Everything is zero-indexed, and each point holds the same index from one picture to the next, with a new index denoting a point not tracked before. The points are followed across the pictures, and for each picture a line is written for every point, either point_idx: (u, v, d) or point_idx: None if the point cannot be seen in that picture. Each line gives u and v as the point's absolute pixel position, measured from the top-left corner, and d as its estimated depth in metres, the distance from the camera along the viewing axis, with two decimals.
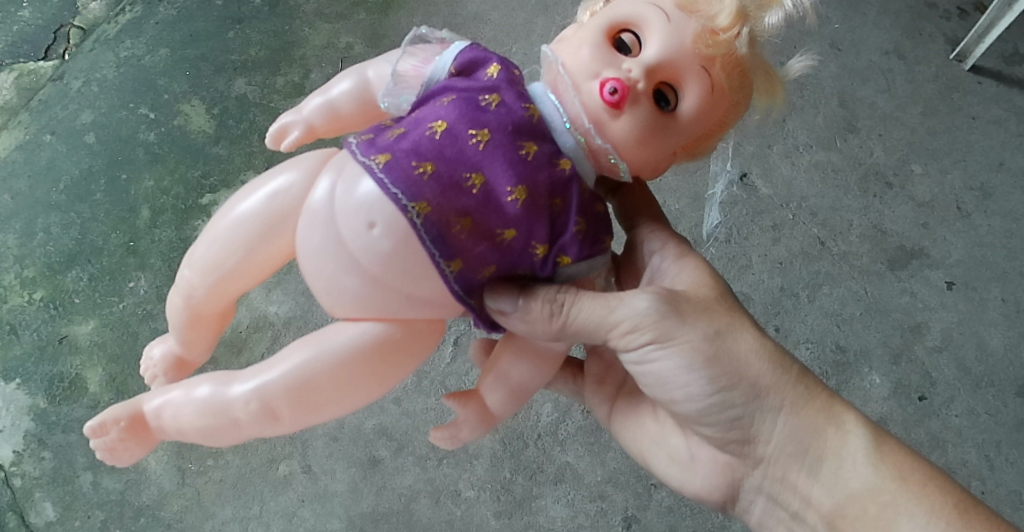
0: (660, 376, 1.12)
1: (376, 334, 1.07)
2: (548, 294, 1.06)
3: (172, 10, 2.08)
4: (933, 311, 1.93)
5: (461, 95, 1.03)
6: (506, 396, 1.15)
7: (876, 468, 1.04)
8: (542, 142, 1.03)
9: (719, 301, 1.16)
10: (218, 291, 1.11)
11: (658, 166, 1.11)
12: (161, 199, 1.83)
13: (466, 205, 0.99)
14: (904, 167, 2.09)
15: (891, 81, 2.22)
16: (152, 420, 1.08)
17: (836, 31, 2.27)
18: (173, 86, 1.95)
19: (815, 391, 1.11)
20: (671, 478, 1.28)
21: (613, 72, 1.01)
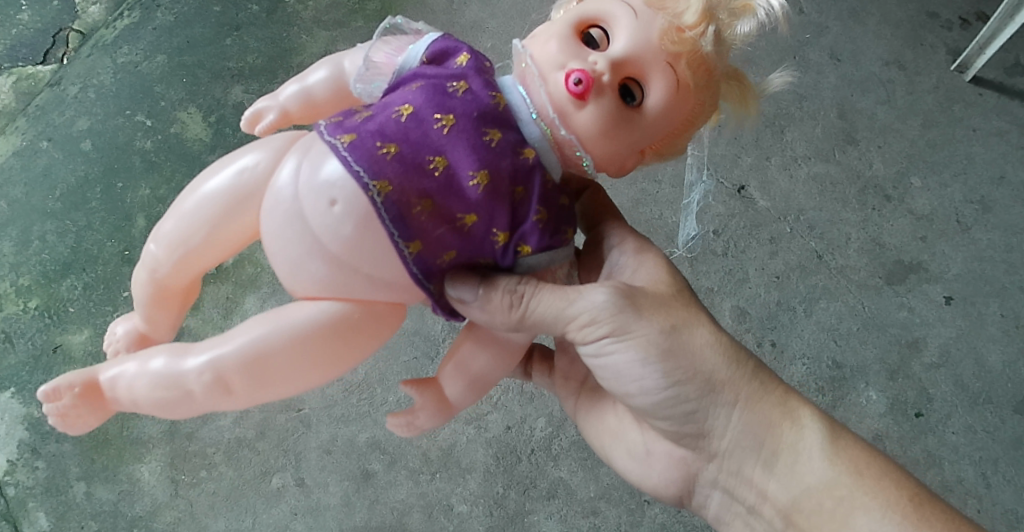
0: (614, 369, 1.15)
1: (335, 313, 1.06)
2: (508, 285, 1.08)
3: (170, 16, 2.07)
4: (931, 327, 1.92)
5: (429, 82, 1.05)
6: (463, 385, 1.16)
7: (832, 464, 1.07)
8: (506, 131, 1.05)
9: (678, 298, 1.19)
10: (181, 264, 1.09)
11: (623, 163, 1.12)
12: (156, 208, 1.82)
13: (427, 187, 1.00)
14: (903, 181, 2.08)
15: (892, 91, 2.20)
16: (107, 391, 1.06)
17: (837, 41, 2.24)
18: (170, 93, 1.95)
19: (770, 387, 1.15)
20: (632, 472, 1.32)
21: (578, 65, 1.03)
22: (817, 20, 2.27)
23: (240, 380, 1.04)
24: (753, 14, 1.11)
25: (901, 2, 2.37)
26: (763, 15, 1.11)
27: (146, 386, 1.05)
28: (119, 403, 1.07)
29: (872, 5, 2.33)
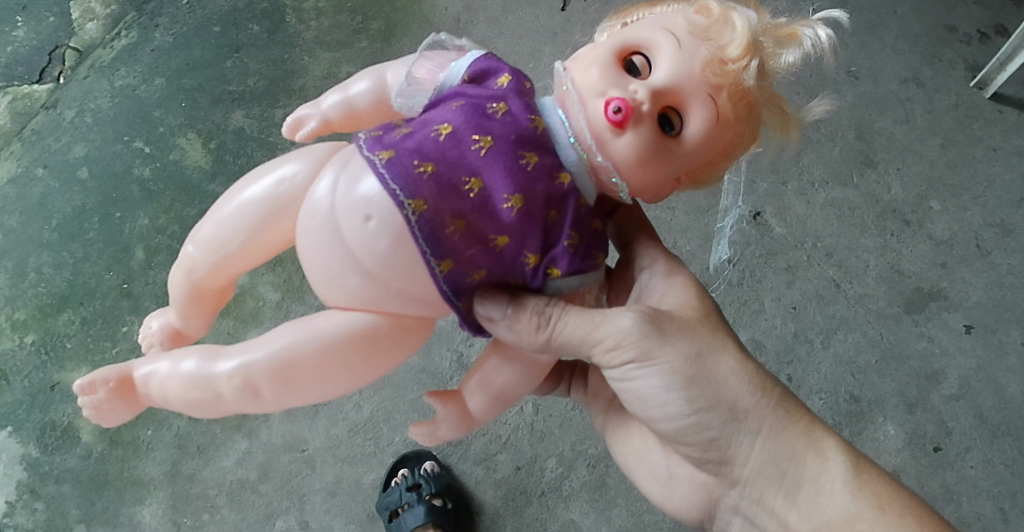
0: (640, 393, 1.14)
1: (366, 324, 1.07)
2: (537, 305, 1.07)
3: (169, 36, 2.02)
4: (950, 357, 1.87)
5: (469, 102, 1.03)
6: (486, 400, 1.14)
7: (855, 496, 1.06)
8: (542, 154, 1.03)
9: (704, 322, 1.18)
10: (219, 267, 1.10)
11: (659, 191, 1.10)
12: (156, 238, 1.77)
13: (461, 207, 0.99)
14: (923, 205, 2.02)
15: (911, 110, 2.13)
16: (139, 386, 1.07)
17: (853, 57, 2.17)
18: (169, 118, 1.90)
19: (796, 417, 1.13)
20: (654, 495, 1.31)
21: (619, 92, 1.00)
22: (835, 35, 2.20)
23: (268, 385, 1.05)
24: (796, 45, 1.11)
25: (921, 15, 2.29)
26: (808, 46, 1.11)
27: (178, 385, 1.06)
28: (150, 399, 1.08)
29: (892, 19, 2.26)
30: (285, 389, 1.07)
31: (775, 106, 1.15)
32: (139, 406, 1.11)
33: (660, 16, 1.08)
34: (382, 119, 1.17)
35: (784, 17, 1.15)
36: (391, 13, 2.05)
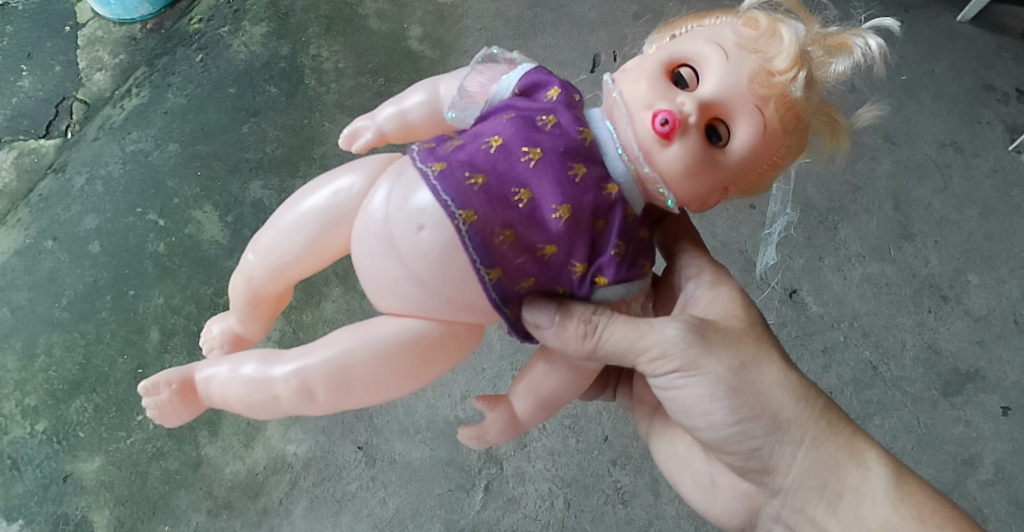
0: (684, 401, 1.13)
1: (417, 331, 1.10)
2: (583, 313, 1.08)
3: (182, 98, 1.94)
4: (987, 441, 1.77)
5: (519, 114, 1.06)
6: (531, 403, 1.17)
7: (897, 506, 1.05)
8: (589, 165, 1.05)
9: (749, 332, 1.17)
10: (277, 273, 1.14)
11: (705, 200, 1.11)
12: (171, 318, 1.71)
13: (510, 218, 1.02)
14: (961, 278, 1.94)
15: (948, 176, 2.06)
16: (201, 386, 1.14)
17: (891, 121, 2.10)
18: (184, 188, 1.82)
19: (838, 427, 1.12)
20: (696, 502, 1.28)
21: (666, 105, 1.02)
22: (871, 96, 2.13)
23: (322, 388, 1.10)
24: (847, 55, 1.10)
25: (956, 73, 2.23)
26: (858, 55, 1.11)
27: (236, 387, 1.12)
28: (211, 399, 1.15)
29: (926, 78, 2.20)
30: (337, 393, 1.12)
31: (825, 114, 1.14)
32: (202, 406, 1.17)
33: (708, 29, 1.10)
34: (435, 129, 1.22)
35: (834, 26, 1.15)
36: (414, 74, 1.98)
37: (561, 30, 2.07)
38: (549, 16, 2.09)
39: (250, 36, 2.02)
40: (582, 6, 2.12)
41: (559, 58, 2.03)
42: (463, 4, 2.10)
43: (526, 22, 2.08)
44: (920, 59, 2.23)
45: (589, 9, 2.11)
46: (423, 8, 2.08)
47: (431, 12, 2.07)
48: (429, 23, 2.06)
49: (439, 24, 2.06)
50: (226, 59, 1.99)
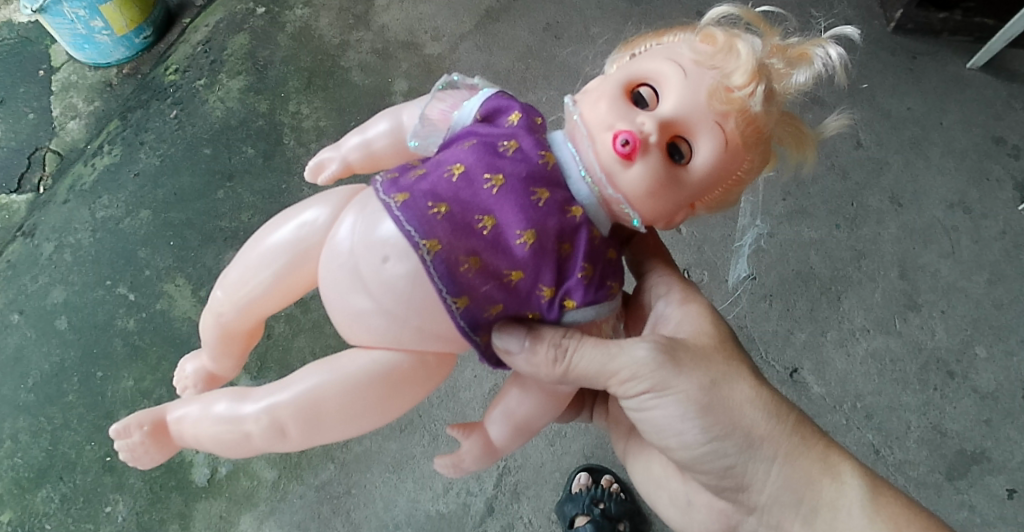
0: (656, 422, 1.10)
1: (387, 364, 1.05)
2: (553, 337, 1.03)
3: (155, 158, 1.85)
4: (992, 528, 1.68)
5: (481, 140, 1.02)
6: (506, 429, 1.10)
7: (873, 520, 1.04)
8: (554, 189, 1.01)
9: (717, 347, 1.13)
10: (245, 311, 1.09)
11: (671, 218, 1.06)
12: (141, 403, 1.63)
13: (474, 245, 0.97)
14: (968, 351, 1.86)
15: (957, 241, 1.97)
16: (173, 429, 1.09)
17: (898, 181, 2.00)
18: (156, 259, 1.74)
19: (812, 442, 1.09)
20: (674, 520, 1.30)
21: (627, 125, 0.97)
22: (878, 154, 2.03)
23: (291, 424, 1.04)
24: (807, 66, 1.07)
25: (966, 125, 2.13)
26: (818, 65, 1.07)
27: (210, 426, 1.08)
28: (185, 440, 1.10)
29: (935, 132, 2.10)
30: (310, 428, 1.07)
31: (786, 125, 1.10)
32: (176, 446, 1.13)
33: (666, 47, 1.05)
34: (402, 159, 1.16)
35: (793, 37, 1.11)
36: None
37: (554, 84, 1.97)
38: (541, 67, 1.99)
39: (227, 91, 1.92)
40: (576, 56, 2.01)
41: (552, 115, 1.93)
42: (451, 57, 2.00)
43: (517, 75, 1.97)
44: (929, 110, 2.13)
45: (583, 59, 2.00)
46: (410, 60, 1.98)
47: (417, 65, 1.97)
48: (414, 77, 1.96)
49: (425, 78, 1.96)
50: (201, 116, 1.89)
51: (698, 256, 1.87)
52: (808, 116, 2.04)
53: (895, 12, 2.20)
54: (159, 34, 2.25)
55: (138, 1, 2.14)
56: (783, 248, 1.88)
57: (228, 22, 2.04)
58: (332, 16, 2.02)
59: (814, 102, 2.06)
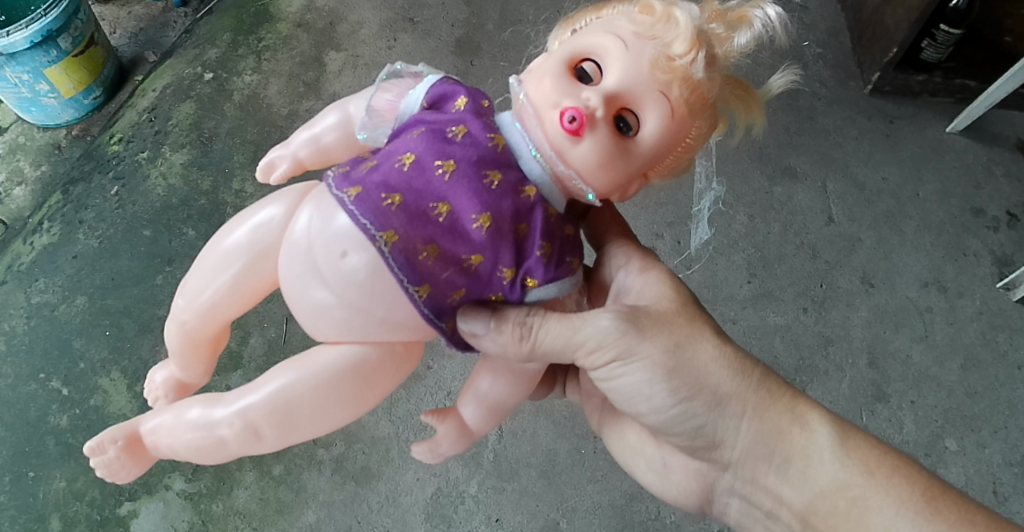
0: (624, 390, 1.06)
1: (356, 357, 1.02)
2: (517, 316, 1.01)
3: (94, 239, 1.78)
4: None
5: (429, 128, 1.00)
6: (482, 412, 1.08)
7: (845, 464, 0.95)
8: (505, 170, 1.00)
9: (680, 311, 1.07)
10: (210, 314, 1.06)
11: (625, 190, 1.04)
12: (73, 506, 1.55)
13: (432, 233, 0.95)
14: (937, 445, 1.76)
15: (930, 323, 1.89)
16: (147, 439, 1.06)
17: (870, 259, 1.92)
18: (91, 351, 1.68)
19: (777, 393, 1.02)
20: (653, 486, 1.22)
21: (573, 101, 0.96)
22: (850, 230, 1.94)
23: (264, 421, 1.02)
24: (746, 28, 1.07)
25: (944, 196, 2.05)
26: (757, 28, 1.07)
27: (184, 434, 1.04)
28: (162, 451, 1.06)
29: (911, 204, 2.01)
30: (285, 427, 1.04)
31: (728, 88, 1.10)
32: (154, 457, 1.09)
33: (604, 21, 1.04)
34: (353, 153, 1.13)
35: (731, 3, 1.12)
36: None
37: None
38: None
39: (170, 165, 1.84)
40: None
41: None
42: None
43: None
44: (905, 180, 2.04)
45: None
46: None
47: None
48: None
49: None
50: (144, 192, 1.82)
51: None
52: (778, 190, 1.94)
53: (872, 75, 2.09)
54: (109, 93, 2.17)
55: (84, 63, 2.06)
56: (747, 335, 1.77)
57: (175, 89, 1.96)
58: (281, 83, 1.94)
59: (784, 173, 1.96)
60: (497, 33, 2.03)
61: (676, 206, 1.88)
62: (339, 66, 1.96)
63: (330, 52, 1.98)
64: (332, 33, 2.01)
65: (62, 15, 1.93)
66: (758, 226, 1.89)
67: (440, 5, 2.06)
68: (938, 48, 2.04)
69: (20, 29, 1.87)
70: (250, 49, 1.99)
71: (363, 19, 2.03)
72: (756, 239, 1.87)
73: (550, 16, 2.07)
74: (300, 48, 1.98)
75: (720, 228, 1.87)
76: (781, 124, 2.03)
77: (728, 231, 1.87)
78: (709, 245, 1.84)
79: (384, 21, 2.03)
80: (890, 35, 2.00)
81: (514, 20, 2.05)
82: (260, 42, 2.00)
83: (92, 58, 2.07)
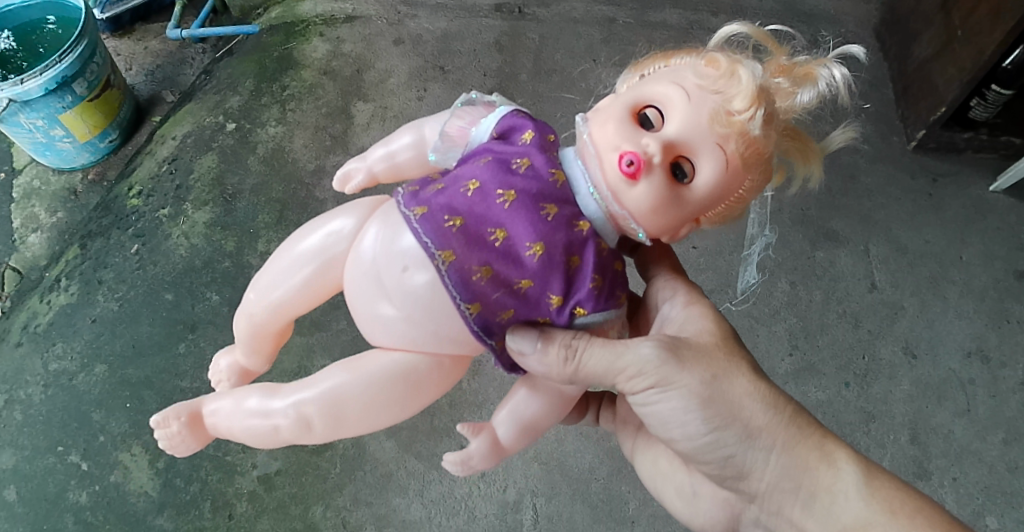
0: (660, 417, 1.04)
1: (411, 364, 1.01)
2: (564, 337, 0.98)
3: (113, 302, 1.71)
4: None
5: (496, 156, 0.99)
6: (517, 429, 1.05)
7: (869, 502, 0.94)
8: (562, 204, 0.97)
9: (720, 346, 1.06)
10: (278, 310, 1.05)
11: (676, 232, 1.00)
12: None
13: (487, 256, 0.94)
14: (977, 524, 1.65)
15: (973, 396, 1.79)
16: (208, 420, 1.06)
17: (913, 328, 1.85)
18: (111, 424, 1.61)
19: (807, 430, 1.01)
20: (678, 512, 1.21)
21: (631, 145, 0.92)
22: (893, 297, 1.87)
23: (318, 414, 1.01)
24: (814, 84, 1.02)
25: (988, 259, 1.95)
26: (823, 87, 1.02)
27: (241, 419, 1.04)
28: (217, 432, 1.07)
29: (954, 268, 1.93)
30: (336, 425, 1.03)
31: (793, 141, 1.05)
32: (210, 437, 1.09)
33: (673, 67, 1.00)
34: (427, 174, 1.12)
35: (803, 56, 1.06)
36: None
37: None
38: None
39: (193, 225, 1.77)
40: None
41: None
42: None
43: None
44: (947, 244, 1.96)
45: None
46: None
47: None
48: None
49: None
50: (165, 253, 1.75)
51: None
52: (820, 254, 1.88)
53: (917, 132, 2.01)
54: (126, 135, 2.09)
55: (100, 107, 1.97)
56: None
57: (196, 139, 1.89)
58: (307, 136, 1.86)
59: (826, 237, 1.90)
60: (531, 83, 1.95)
61: (716, 273, 1.83)
62: (367, 118, 1.88)
63: (358, 102, 1.90)
64: (360, 82, 1.93)
65: (78, 60, 1.84)
66: (799, 293, 1.83)
67: (471, 53, 1.98)
68: (987, 107, 1.94)
69: (33, 77, 1.78)
70: (273, 98, 1.91)
71: (392, 67, 1.95)
72: (797, 308, 1.81)
73: (586, 66, 1.99)
74: (327, 98, 1.91)
75: (761, 296, 1.81)
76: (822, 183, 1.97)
77: (768, 300, 1.82)
78: (749, 315, 1.79)
79: (413, 69, 1.95)
80: (939, 93, 1.92)
81: (550, 70, 1.97)
82: (284, 91, 1.92)
83: (109, 101, 1.99)
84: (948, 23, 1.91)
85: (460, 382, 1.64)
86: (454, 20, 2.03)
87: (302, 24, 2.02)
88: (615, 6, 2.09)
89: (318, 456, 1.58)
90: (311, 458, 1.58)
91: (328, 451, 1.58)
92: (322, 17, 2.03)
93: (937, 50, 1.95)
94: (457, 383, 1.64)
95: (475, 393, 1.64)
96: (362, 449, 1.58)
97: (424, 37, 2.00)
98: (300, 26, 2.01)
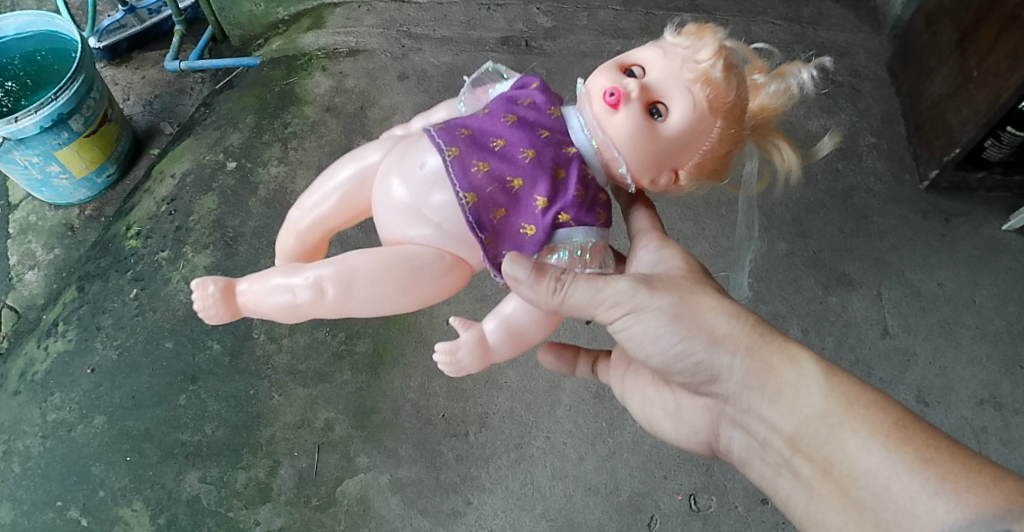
0: (634, 340, 1.06)
1: (422, 252, 1.06)
2: (554, 271, 1.02)
3: (112, 351, 1.67)
4: None
5: (506, 96, 1.11)
6: (501, 327, 1.11)
7: (829, 396, 0.91)
8: (556, 132, 1.07)
9: (689, 278, 1.08)
10: (318, 220, 1.13)
11: (656, 176, 1.08)
12: None
13: (487, 157, 1.02)
14: None
15: (985, 445, 1.71)
16: (241, 294, 1.06)
17: (926, 375, 1.78)
18: (111, 477, 1.56)
19: (769, 334, 1.00)
20: (669, 435, 1.18)
21: (613, 81, 1.03)
22: (906, 342, 1.82)
23: (332, 281, 1.03)
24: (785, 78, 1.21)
25: (1002, 301, 1.88)
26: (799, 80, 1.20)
27: (268, 292, 1.05)
28: (246, 308, 1.07)
29: (967, 312, 1.86)
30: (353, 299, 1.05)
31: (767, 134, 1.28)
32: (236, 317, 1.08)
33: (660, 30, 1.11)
34: None
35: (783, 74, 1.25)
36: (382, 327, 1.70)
37: None
38: None
39: (193, 269, 1.73)
40: None
41: None
42: None
43: None
44: (961, 286, 1.90)
45: None
46: None
47: None
48: None
49: None
50: (165, 299, 1.72)
51: (706, 479, 1.61)
52: (832, 299, 1.84)
53: (930, 172, 1.96)
54: (123, 170, 2.04)
55: (97, 142, 1.91)
56: None
57: (195, 178, 1.84)
58: (309, 176, 1.82)
59: (839, 281, 1.86)
60: None
61: None
62: None
63: (361, 141, 1.85)
64: (363, 118, 1.88)
65: (73, 97, 1.78)
66: (813, 340, 1.78)
67: None
68: (1002, 147, 1.89)
69: (29, 114, 1.71)
70: (275, 136, 1.87)
71: (396, 103, 1.90)
72: None
73: None
74: (329, 136, 1.86)
75: None
76: (834, 224, 1.93)
77: None
78: None
79: (418, 106, 1.90)
80: (952, 133, 1.88)
81: None
82: (286, 128, 1.88)
83: (106, 136, 1.93)
84: (964, 61, 1.87)
85: (467, 435, 1.60)
86: (460, 53, 1.98)
87: (305, 57, 1.97)
88: (625, 39, 2.06)
89: (321, 513, 1.53)
90: (314, 514, 1.52)
91: (332, 507, 1.53)
92: (325, 50, 1.98)
93: (952, 88, 1.90)
94: (463, 436, 1.60)
95: (482, 446, 1.59)
96: (366, 506, 1.53)
97: (430, 72, 1.95)
98: (303, 59, 1.97)
